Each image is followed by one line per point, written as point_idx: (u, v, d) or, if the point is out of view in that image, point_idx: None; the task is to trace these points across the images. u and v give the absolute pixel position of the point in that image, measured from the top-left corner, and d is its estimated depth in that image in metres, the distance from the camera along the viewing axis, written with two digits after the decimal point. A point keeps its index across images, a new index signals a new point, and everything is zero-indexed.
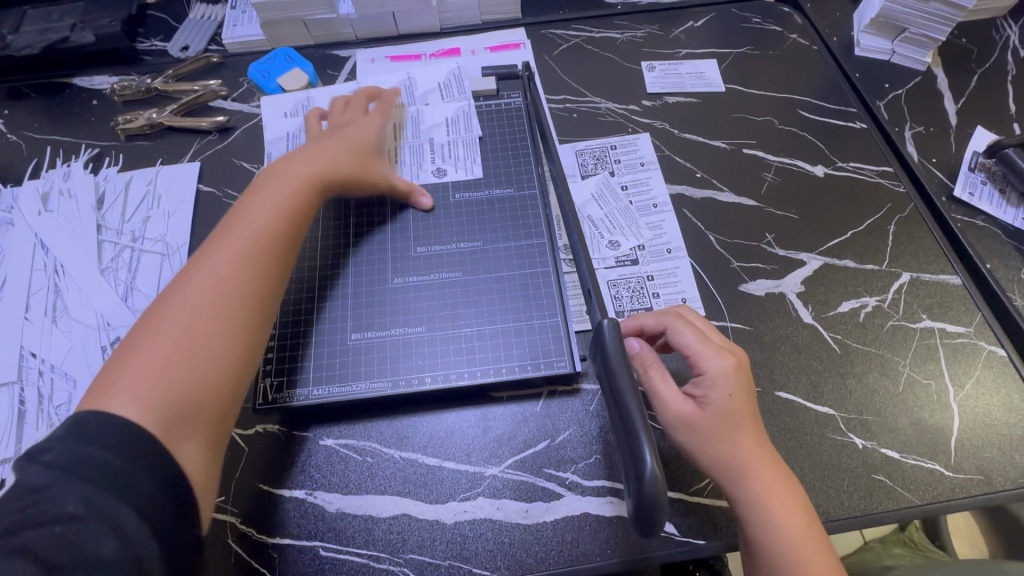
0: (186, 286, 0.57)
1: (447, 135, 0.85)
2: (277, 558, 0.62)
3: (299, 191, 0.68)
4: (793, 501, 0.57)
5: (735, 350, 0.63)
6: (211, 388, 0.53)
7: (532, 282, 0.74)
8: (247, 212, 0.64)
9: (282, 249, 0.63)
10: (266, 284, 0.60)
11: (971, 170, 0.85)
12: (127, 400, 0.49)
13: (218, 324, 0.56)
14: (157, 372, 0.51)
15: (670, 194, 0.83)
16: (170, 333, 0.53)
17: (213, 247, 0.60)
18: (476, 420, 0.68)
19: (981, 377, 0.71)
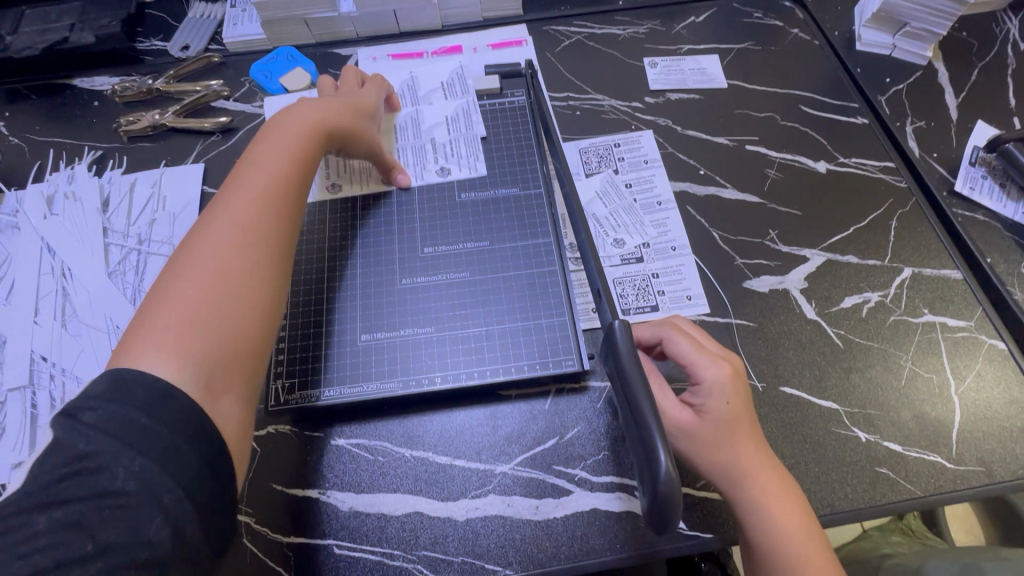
0: (202, 241, 0.57)
1: (449, 134, 0.85)
2: (293, 556, 0.63)
3: (301, 143, 0.68)
4: (790, 500, 0.58)
5: (733, 358, 0.64)
6: (242, 333, 0.55)
7: (539, 281, 0.75)
8: (249, 166, 0.64)
9: (290, 198, 0.64)
10: (280, 232, 0.61)
11: (972, 165, 0.86)
12: (161, 355, 0.49)
13: (240, 272, 0.56)
14: (186, 324, 0.52)
15: (674, 191, 0.84)
16: (192, 287, 0.54)
17: (222, 202, 0.61)
18: (486, 418, 0.69)
19: (981, 369, 0.72)
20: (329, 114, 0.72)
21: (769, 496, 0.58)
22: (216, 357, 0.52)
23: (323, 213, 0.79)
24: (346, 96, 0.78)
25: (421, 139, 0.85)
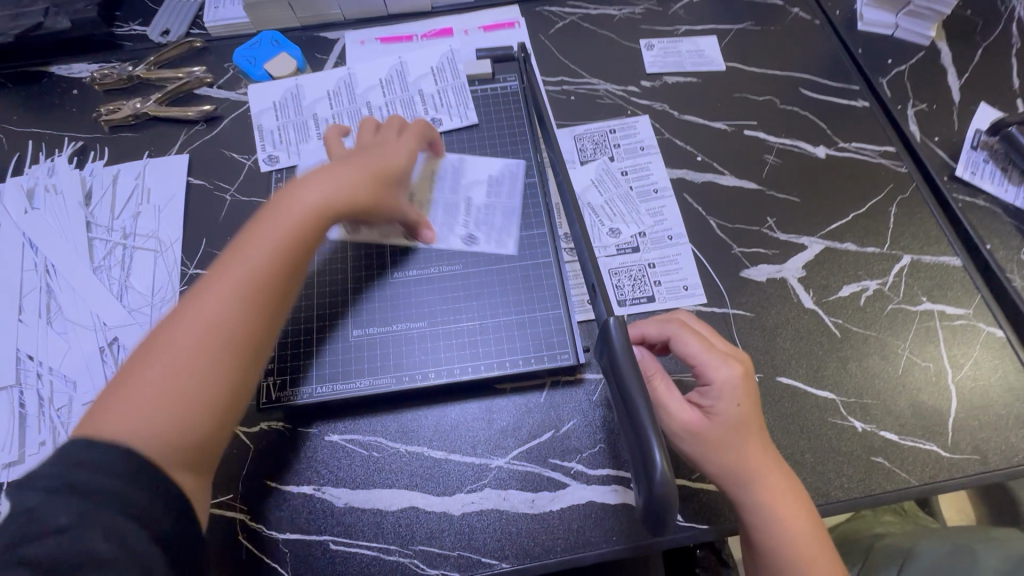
0: (183, 318, 0.53)
1: (487, 197, 0.78)
2: (289, 552, 0.63)
3: (309, 215, 0.60)
4: (797, 502, 0.59)
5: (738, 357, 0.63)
6: (203, 432, 0.51)
7: (534, 273, 0.74)
8: (252, 236, 0.58)
9: (284, 279, 0.57)
10: (263, 321, 0.56)
11: (973, 149, 0.84)
12: (118, 432, 0.48)
13: (207, 364, 0.52)
14: (148, 410, 0.49)
15: (671, 178, 0.82)
16: (160, 371, 0.51)
17: (217, 274, 0.56)
18: (481, 412, 0.69)
19: (978, 357, 0.71)
20: (348, 175, 0.64)
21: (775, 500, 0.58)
22: (171, 450, 0.49)
23: None
24: (382, 145, 0.71)
25: None
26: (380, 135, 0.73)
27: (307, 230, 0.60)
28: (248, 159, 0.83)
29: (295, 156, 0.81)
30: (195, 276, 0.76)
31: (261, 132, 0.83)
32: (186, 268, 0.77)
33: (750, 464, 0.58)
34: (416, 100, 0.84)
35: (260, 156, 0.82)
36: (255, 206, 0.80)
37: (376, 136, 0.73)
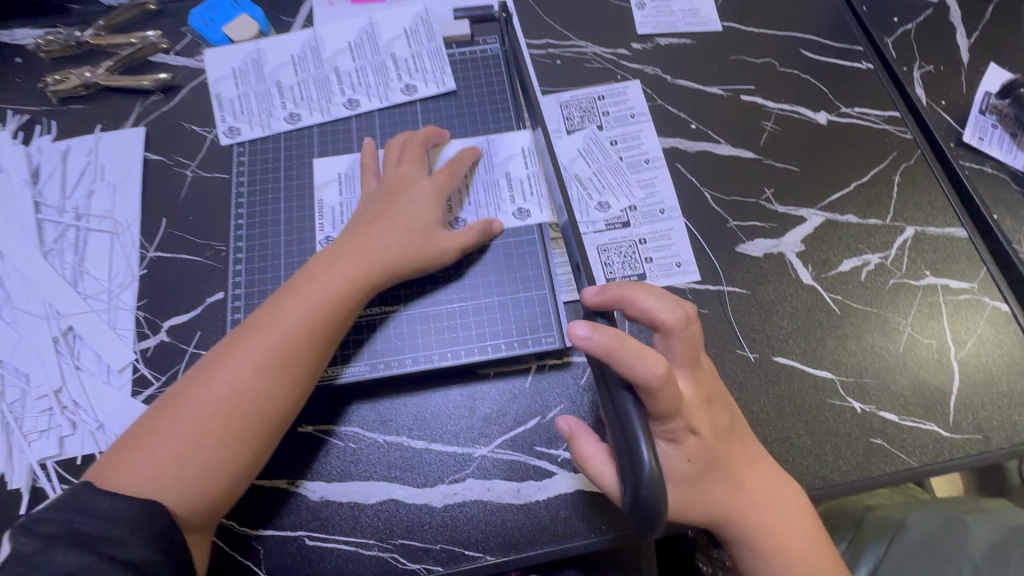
0: (206, 384, 0.55)
1: (526, 167, 0.73)
2: (263, 549, 0.60)
3: (337, 296, 0.59)
4: (794, 533, 0.55)
5: (709, 395, 0.53)
6: (208, 502, 0.53)
7: (517, 252, 0.69)
8: (283, 308, 0.58)
9: (307, 359, 0.57)
10: (279, 400, 0.56)
11: (982, 113, 0.79)
12: (137, 483, 0.51)
13: (219, 441, 0.54)
14: (160, 472, 0.52)
15: (663, 148, 0.77)
16: (179, 437, 0.53)
17: (246, 341, 0.57)
18: (463, 399, 0.65)
19: (983, 333, 0.68)
20: (379, 245, 0.62)
21: (767, 534, 0.54)
22: (177, 511, 0.52)
23: (280, 184, 0.73)
24: (412, 187, 0.66)
25: (383, 92, 0.76)
26: (409, 168, 0.68)
27: (334, 307, 0.59)
28: (210, 132, 0.77)
29: (258, 128, 0.75)
30: (156, 259, 0.71)
31: (221, 102, 0.77)
32: (145, 251, 0.71)
33: (738, 505, 0.53)
34: (388, 65, 0.78)
35: (221, 128, 0.76)
36: (218, 183, 0.74)
37: (404, 167, 0.68)
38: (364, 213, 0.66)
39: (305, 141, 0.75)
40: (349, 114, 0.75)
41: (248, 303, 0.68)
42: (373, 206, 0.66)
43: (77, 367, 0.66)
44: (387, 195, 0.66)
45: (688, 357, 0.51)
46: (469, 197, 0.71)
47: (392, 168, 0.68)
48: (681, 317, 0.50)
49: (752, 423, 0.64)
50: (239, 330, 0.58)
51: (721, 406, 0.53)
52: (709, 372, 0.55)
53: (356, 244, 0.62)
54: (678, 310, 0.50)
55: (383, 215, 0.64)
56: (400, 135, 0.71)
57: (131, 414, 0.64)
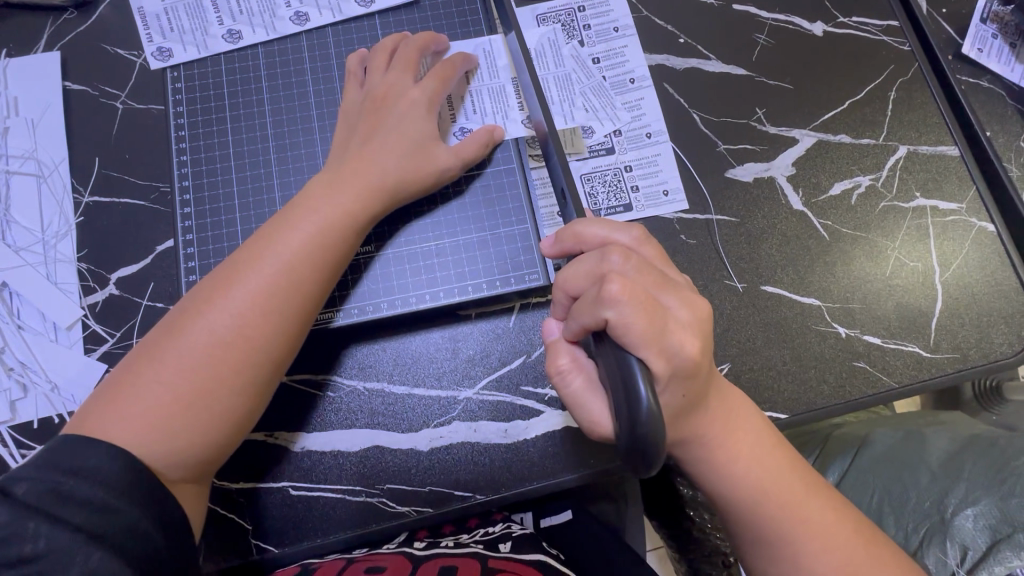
0: (203, 319, 0.49)
1: (498, 79, 0.65)
2: (246, 503, 0.58)
3: (338, 220, 0.54)
4: (768, 460, 0.49)
5: (701, 317, 0.44)
6: (218, 445, 0.49)
7: (495, 183, 0.64)
8: (281, 234, 0.53)
9: (312, 291, 0.53)
10: (286, 332, 0.51)
11: (983, 22, 0.75)
12: (131, 431, 0.46)
13: (222, 382, 0.49)
14: (158, 421, 0.47)
15: (650, 65, 0.71)
16: (178, 378, 0.48)
17: (242, 271, 0.51)
18: (444, 341, 0.62)
19: (968, 253, 0.68)
20: (376, 166, 0.57)
21: (737, 466, 0.49)
22: (180, 458, 0.47)
23: (226, 114, 0.65)
24: (402, 98, 0.59)
25: (336, 3, 0.67)
26: (397, 77, 0.60)
27: (336, 233, 0.54)
28: (138, 55, 0.67)
29: (194, 48, 0.66)
30: (92, 205, 0.64)
31: (145, 18, 0.67)
32: (79, 197, 0.64)
33: (704, 437, 0.48)
34: None
35: (149, 51, 0.66)
36: (155, 116, 0.66)
37: (392, 75, 0.60)
38: (350, 131, 0.59)
39: (249, 63, 0.66)
40: (298, 31, 0.66)
41: (202, 250, 0.61)
42: (360, 122, 0.59)
43: (19, 327, 0.61)
44: (375, 108, 0.59)
45: (653, 285, 0.43)
46: (470, 100, 0.64)
47: (381, 75, 0.60)
48: (620, 253, 0.43)
49: (739, 353, 0.63)
50: (226, 264, 0.52)
51: (711, 324, 0.45)
52: (688, 287, 0.46)
53: (350, 167, 0.57)
54: (613, 252, 0.43)
55: (374, 132, 0.58)
56: (389, 39, 0.63)
57: (86, 375, 0.59)
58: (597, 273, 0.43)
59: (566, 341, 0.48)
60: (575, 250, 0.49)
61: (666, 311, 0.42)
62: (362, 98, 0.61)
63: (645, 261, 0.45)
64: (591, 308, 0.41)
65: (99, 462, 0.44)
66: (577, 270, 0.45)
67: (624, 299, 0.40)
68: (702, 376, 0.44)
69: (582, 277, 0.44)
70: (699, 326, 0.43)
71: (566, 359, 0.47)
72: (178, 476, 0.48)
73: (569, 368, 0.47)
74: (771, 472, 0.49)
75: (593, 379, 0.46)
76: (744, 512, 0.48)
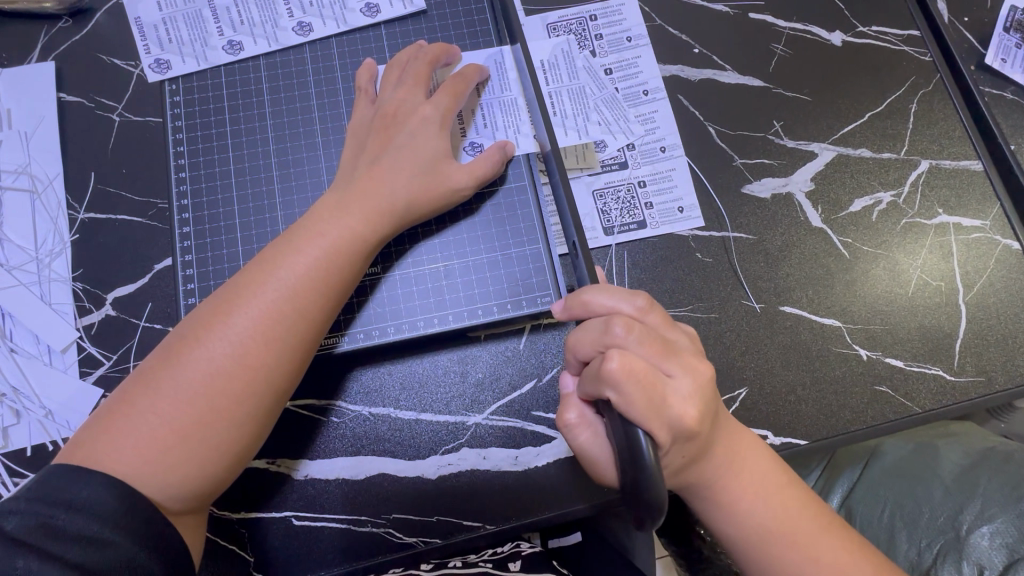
0: (204, 346, 0.47)
1: (507, 92, 0.62)
2: (247, 533, 0.56)
3: (345, 242, 0.52)
4: (781, 500, 0.47)
5: (704, 383, 0.43)
6: (216, 478, 0.47)
7: (506, 200, 0.62)
8: (285, 258, 0.50)
9: (316, 317, 0.51)
10: (290, 359, 0.49)
11: (1006, 31, 0.73)
12: (126, 464, 0.44)
13: (222, 413, 0.47)
14: (155, 453, 0.45)
15: (664, 77, 0.69)
16: (176, 408, 0.46)
17: (244, 296, 0.49)
18: (453, 365, 0.60)
19: (992, 272, 0.66)
20: (385, 185, 0.55)
21: (746, 506, 0.47)
22: (178, 493, 0.45)
23: (226, 128, 0.62)
24: (412, 115, 0.57)
25: (341, 13, 0.65)
26: (408, 93, 0.58)
27: (342, 255, 0.52)
28: (136, 66, 0.65)
29: (193, 59, 0.64)
30: (88, 222, 0.61)
31: (143, 28, 0.64)
32: (74, 213, 0.62)
33: (707, 474, 0.47)
34: None
35: (146, 61, 0.64)
36: (153, 129, 0.64)
37: (403, 91, 0.58)
38: (359, 150, 0.57)
39: (250, 75, 0.64)
40: (301, 41, 0.64)
41: (201, 270, 0.59)
42: (369, 139, 0.57)
43: (12, 350, 0.59)
44: (385, 126, 0.57)
45: (658, 355, 0.42)
46: (480, 115, 0.62)
47: (391, 92, 0.58)
48: (624, 324, 0.42)
49: (757, 377, 0.61)
50: (229, 287, 0.50)
51: (713, 392, 0.43)
52: (692, 352, 0.44)
53: (358, 188, 0.54)
54: (616, 322, 0.42)
55: (383, 151, 0.56)
56: (402, 53, 0.61)
57: (81, 400, 0.57)
58: (601, 343, 0.42)
59: (575, 396, 0.46)
60: (585, 316, 0.46)
61: (669, 383, 0.41)
62: (372, 115, 0.59)
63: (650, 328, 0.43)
64: (594, 381, 0.41)
65: (94, 493, 0.42)
66: (584, 334, 0.43)
67: (625, 374, 0.39)
68: (702, 437, 0.43)
69: (588, 344, 0.43)
70: (702, 395, 0.42)
71: (574, 415, 0.45)
72: (175, 510, 0.46)
73: (577, 423, 0.45)
74: (784, 512, 0.47)
75: (603, 437, 0.45)
76: (753, 554, 0.47)
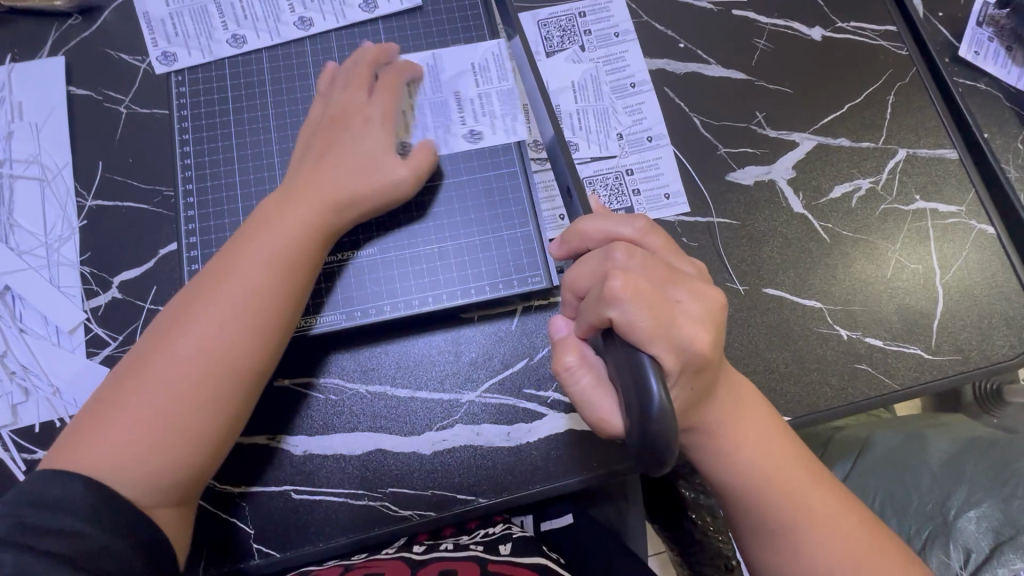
0: (170, 348, 0.49)
1: (499, 82, 0.65)
2: (248, 507, 0.58)
3: (304, 234, 0.54)
4: (774, 450, 0.50)
5: (710, 308, 0.44)
6: (194, 468, 0.49)
7: (499, 186, 0.65)
8: (241, 256, 0.53)
9: (279, 309, 0.52)
10: (262, 345, 0.52)
11: (979, 26, 0.76)
12: (99, 464, 0.46)
13: (192, 406, 0.48)
14: (131, 450, 0.46)
15: (650, 70, 0.71)
16: (145, 406, 0.48)
17: (204, 295, 0.51)
18: (447, 345, 0.62)
19: (968, 256, 0.68)
20: (332, 180, 0.56)
21: (737, 449, 0.49)
22: (157, 486, 0.47)
23: (230, 118, 0.65)
24: (354, 114, 0.59)
25: (340, 9, 0.68)
26: (350, 93, 0.60)
27: (304, 250, 0.54)
28: (142, 60, 0.67)
29: (198, 53, 0.66)
30: (95, 209, 0.64)
31: (150, 23, 0.67)
32: (82, 201, 0.64)
33: (707, 419, 0.48)
34: None
35: (154, 55, 0.66)
36: (158, 120, 0.66)
37: (346, 92, 0.61)
38: (305, 151, 0.59)
39: (253, 67, 0.66)
40: (302, 35, 0.67)
41: (205, 253, 0.61)
42: (315, 141, 0.59)
43: (21, 330, 0.61)
44: (329, 124, 0.59)
45: (661, 280, 0.43)
46: (479, 103, 0.65)
47: (337, 92, 0.61)
48: (624, 249, 0.44)
49: (742, 355, 0.64)
50: (192, 289, 0.52)
51: (722, 317, 0.45)
52: (698, 277, 0.46)
53: (308, 186, 0.56)
54: (617, 249, 0.44)
55: (328, 150, 0.58)
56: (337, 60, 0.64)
57: (88, 378, 0.59)
58: (603, 270, 0.44)
59: (570, 340, 0.48)
60: (582, 249, 0.49)
61: (676, 307, 0.42)
62: (320, 113, 0.61)
63: (651, 255, 0.45)
64: (597, 305, 0.42)
65: None
66: (584, 268, 0.45)
67: (630, 294, 0.40)
68: (709, 369, 0.45)
69: (588, 276, 0.45)
70: (707, 320, 0.44)
71: (572, 357, 0.46)
72: (157, 503, 0.47)
73: (576, 365, 0.46)
74: (776, 459, 0.50)
75: (601, 373, 0.46)
76: (748, 500, 0.49)
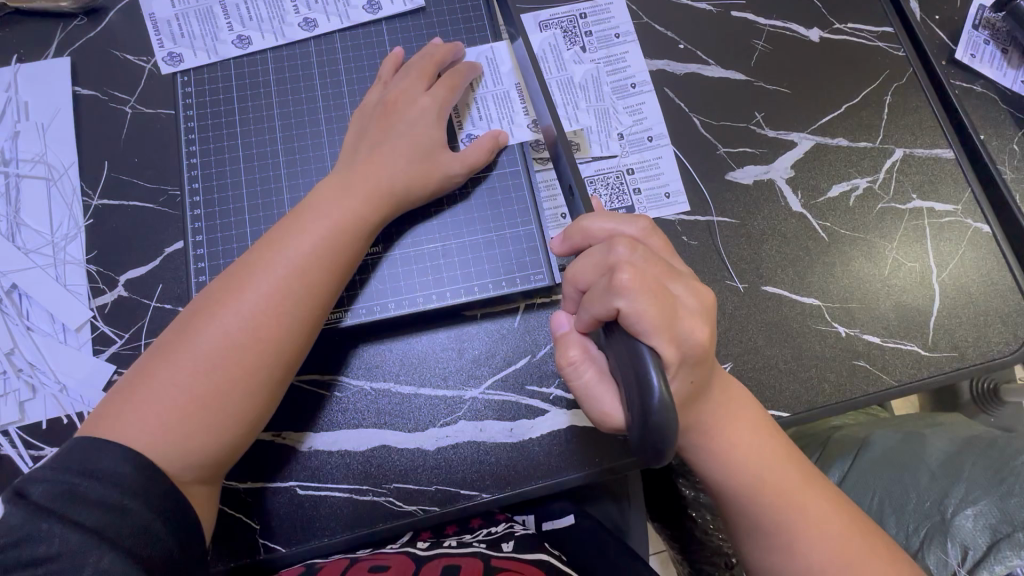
0: (216, 321, 0.50)
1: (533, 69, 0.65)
2: (253, 503, 0.58)
3: (349, 219, 0.55)
4: (769, 452, 0.51)
5: (706, 305, 0.46)
6: (230, 445, 0.50)
7: (501, 186, 0.65)
8: (292, 238, 0.53)
9: (322, 293, 0.53)
10: (302, 327, 0.52)
11: (975, 28, 0.77)
12: (144, 431, 0.47)
13: (236, 382, 0.49)
14: (173, 420, 0.47)
15: (650, 71, 0.72)
16: (190, 378, 0.48)
17: (253, 273, 0.52)
18: (451, 342, 0.63)
19: (964, 254, 0.69)
20: (383, 169, 0.58)
21: (731, 450, 0.50)
22: (195, 460, 0.48)
23: (235, 118, 0.66)
24: (412, 106, 0.61)
25: (344, 10, 0.68)
26: (411, 84, 0.61)
27: (350, 236, 0.55)
28: (148, 61, 0.68)
29: (203, 54, 0.67)
30: (101, 208, 0.64)
31: (156, 24, 0.68)
32: (88, 200, 0.65)
33: (702, 418, 0.49)
34: None
35: (160, 56, 0.67)
36: (164, 120, 0.67)
37: (407, 82, 0.62)
38: (360, 135, 0.60)
39: (258, 68, 0.67)
40: (306, 36, 0.68)
41: (211, 251, 0.62)
42: (370, 126, 0.61)
43: (28, 328, 0.62)
44: (386, 112, 0.61)
45: (663, 275, 0.44)
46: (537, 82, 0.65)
47: (396, 82, 0.62)
48: (627, 244, 0.44)
49: (742, 351, 0.64)
50: (240, 265, 0.53)
51: (715, 316, 0.46)
52: (694, 275, 0.47)
53: (359, 172, 0.58)
54: (619, 243, 0.44)
55: (385, 138, 0.59)
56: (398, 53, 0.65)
57: (95, 375, 0.60)
58: (605, 264, 0.44)
59: (573, 335, 0.48)
60: (584, 245, 0.49)
61: (678, 303, 0.43)
62: (378, 99, 0.62)
63: (652, 252, 0.46)
64: (602, 297, 0.42)
65: (113, 460, 0.45)
66: (586, 262, 0.46)
67: (635, 288, 0.41)
68: (706, 363, 0.46)
69: (591, 271, 0.45)
70: (705, 315, 0.45)
71: (576, 352, 0.47)
72: (191, 476, 0.48)
73: (580, 360, 0.47)
74: (771, 461, 0.51)
75: (604, 367, 0.47)
76: (743, 500, 0.50)
